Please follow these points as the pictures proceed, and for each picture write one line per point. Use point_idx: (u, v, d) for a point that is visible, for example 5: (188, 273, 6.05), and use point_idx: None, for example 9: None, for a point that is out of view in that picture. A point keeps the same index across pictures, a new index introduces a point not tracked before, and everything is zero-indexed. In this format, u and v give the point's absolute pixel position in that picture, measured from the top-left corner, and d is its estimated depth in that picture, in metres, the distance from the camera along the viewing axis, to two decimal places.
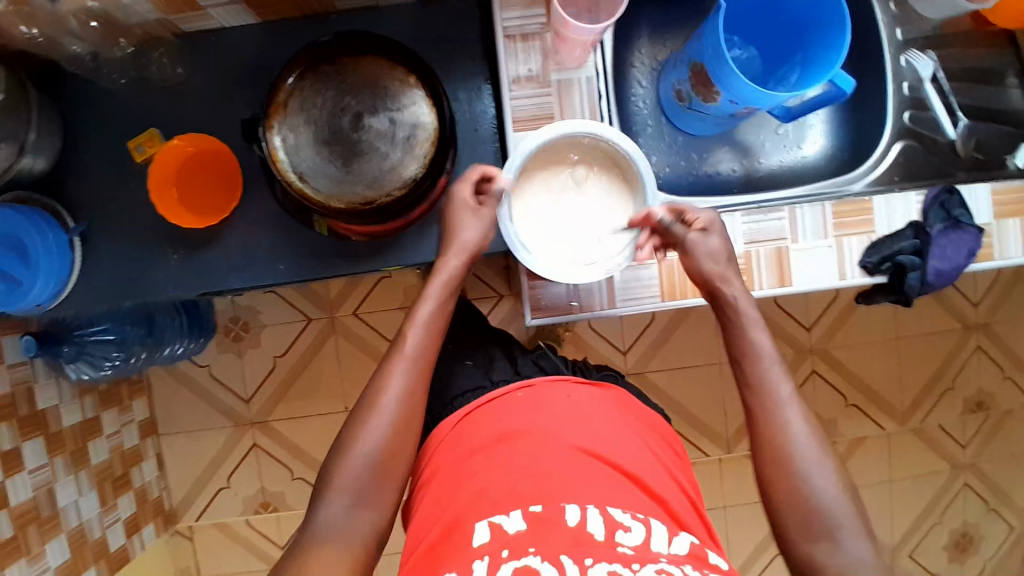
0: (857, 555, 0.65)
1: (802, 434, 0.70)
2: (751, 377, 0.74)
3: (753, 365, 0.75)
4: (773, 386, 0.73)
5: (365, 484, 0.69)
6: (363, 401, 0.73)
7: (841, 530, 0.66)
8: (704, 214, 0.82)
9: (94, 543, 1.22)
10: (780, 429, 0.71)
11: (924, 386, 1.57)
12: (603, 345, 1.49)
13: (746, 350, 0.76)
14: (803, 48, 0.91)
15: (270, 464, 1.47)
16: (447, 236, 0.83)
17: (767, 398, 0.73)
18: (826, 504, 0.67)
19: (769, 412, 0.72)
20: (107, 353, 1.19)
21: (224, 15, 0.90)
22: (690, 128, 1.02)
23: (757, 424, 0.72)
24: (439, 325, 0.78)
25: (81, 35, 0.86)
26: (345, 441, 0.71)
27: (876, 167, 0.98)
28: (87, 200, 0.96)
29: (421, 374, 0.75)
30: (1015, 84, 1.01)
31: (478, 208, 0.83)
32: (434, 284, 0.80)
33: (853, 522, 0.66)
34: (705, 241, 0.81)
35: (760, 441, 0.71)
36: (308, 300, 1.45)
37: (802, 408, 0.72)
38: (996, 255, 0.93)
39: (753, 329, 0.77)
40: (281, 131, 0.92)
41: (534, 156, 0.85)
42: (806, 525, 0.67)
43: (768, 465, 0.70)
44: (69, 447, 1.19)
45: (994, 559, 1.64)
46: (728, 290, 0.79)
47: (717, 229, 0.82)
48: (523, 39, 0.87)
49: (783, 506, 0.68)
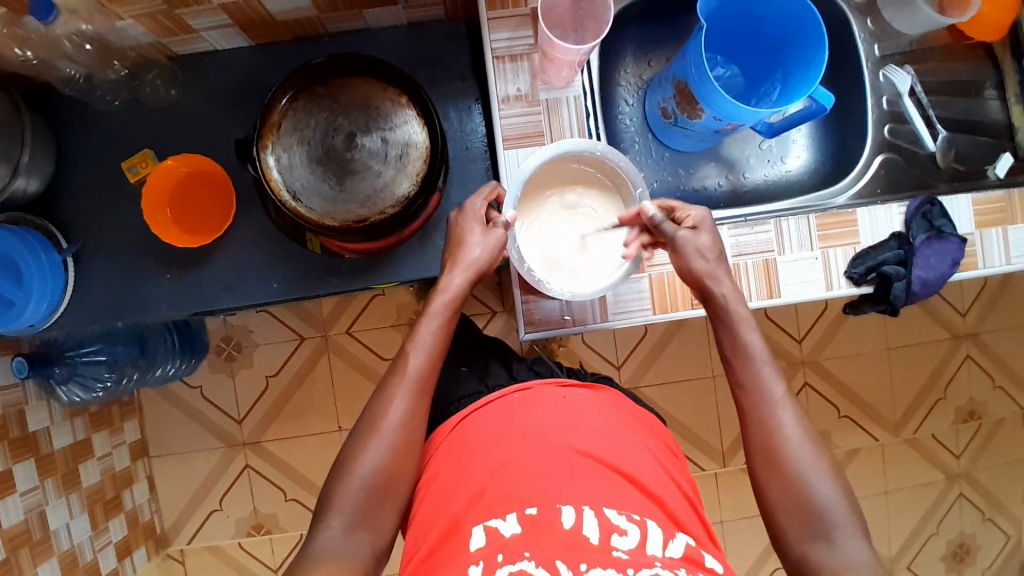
0: (852, 553, 0.66)
1: (793, 434, 0.70)
2: (743, 378, 0.75)
3: (743, 367, 0.75)
4: (767, 387, 0.73)
5: (361, 517, 0.69)
6: (362, 422, 0.73)
7: (837, 529, 0.66)
8: (696, 211, 0.82)
9: (85, 567, 1.20)
10: (773, 434, 0.71)
11: (915, 395, 1.58)
12: (596, 360, 1.49)
13: (737, 349, 0.76)
14: (783, 65, 0.93)
15: (263, 485, 1.46)
16: (453, 253, 0.81)
17: (761, 397, 0.73)
18: (822, 504, 0.67)
19: (762, 413, 0.72)
20: (98, 374, 1.21)
21: (217, 38, 0.92)
22: (675, 143, 1.04)
23: (751, 429, 0.73)
24: (440, 346, 0.77)
25: (76, 58, 0.87)
26: (344, 463, 0.71)
27: (859, 181, 1.00)
28: (81, 220, 0.97)
29: (422, 396, 0.74)
30: (993, 96, 1.04)
31: (489, 229, 0.82)
32: (435, 301, 0.79)
33: (846, 519, 0.67)
34: (695, 239, 0.80)
35: (754, 442, 0.72)
36: (300, 319, 1.45)
37: (794, 408, 0.72)
38: (980, 263, 0.94)
39: (742, 329, 0.77)
40: (275, 151, 0.92)
41: (542, 170, 0.87)
42: (801, 523, 0.67)
43: (762, 467, 0.70)
44: (61, 470, 1.18)
45: (993, 568, 1.65)
46: (717, 289, 0.79)
47: (708, 226, 0.82)
48: (512, 59, 0.89)
49: (778, 506, 0.69)
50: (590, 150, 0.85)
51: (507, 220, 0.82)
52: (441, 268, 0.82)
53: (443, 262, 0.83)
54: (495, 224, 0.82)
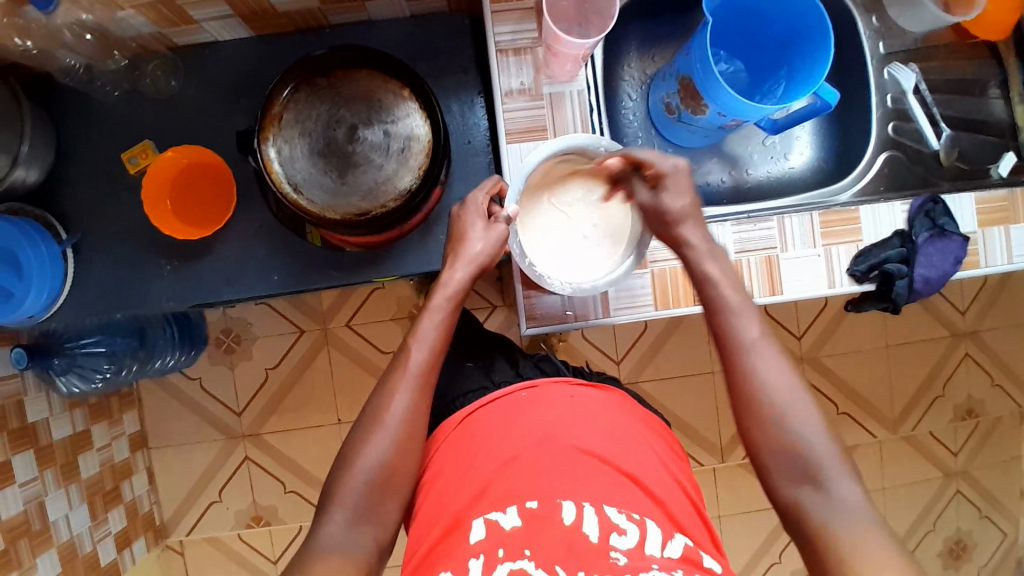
0: (842, 494, 0.64)
1: (775, 380, 0.69)
2: (720, 329, 0.73)
3: (722, 319, 0.73)
4: (750, 335, 0.72)
5: (363, 511, 0.68)
6: (365, 415, 0.73)
7: (826, 473, 0.65)
8: (663, 161, 0.80)
9: (84, 558, 1.20)
10: (751, 382, 0.69)
11: (914, 393, 1.58)
12: (596, 355, 1.49)
13: (719, 301, 0.75)
14: (788, 62, 0.93)
15: (262, 477, 1.47)
16: (455, 247, 0.81)
17: (744, 344, 0.71)
18: (807, 447, 0.66)
19: (739, 362, 0.71)
20: (98, 365, 1.19)
21: (217, 29, 0.91)
22: (679, 139, 1.03)
23: (731, 380, 0.71)
24: (443, 340, 0.77)
25: (76, 48, 0.87)
26: (348, 456, 0.70)
27: (862, 178, 1.00)
28: (80, 211, 0.96)
29: (424, 390, 0.74)
30: (997, 95, 1.03)
31: (490, 224, 0.81)
32: (437, 296, 0.78)
33: (835, 461, 0.65)
34: (657, 198, 0.80)
35: (735, 394, 0.71)
36: (300, 312, 1.45)
37: (778, 355, 0.70)
38: (982, 262, 0.94)
39: (723, 280, 0.75)
40: (276, 143, 0.92)
41: (545, 164, 0.86)
42: (789, 469, 0.66)
43: (746, 417, 0.69)
44: (60, 461, 1.18)
45: (988, 565, 1.65)
46: (692, 243, 0.78)
47: (673, 178, 0.79)
48: (516, 53, 0.88)
49: (765, 454, 0.68)
50: (594, 145, 0.84)
51: (510, 214, 0.82)
52: (442, 263, 0.82)
53: (445, 256, 0.83)
54: (497, 219, 0.82)
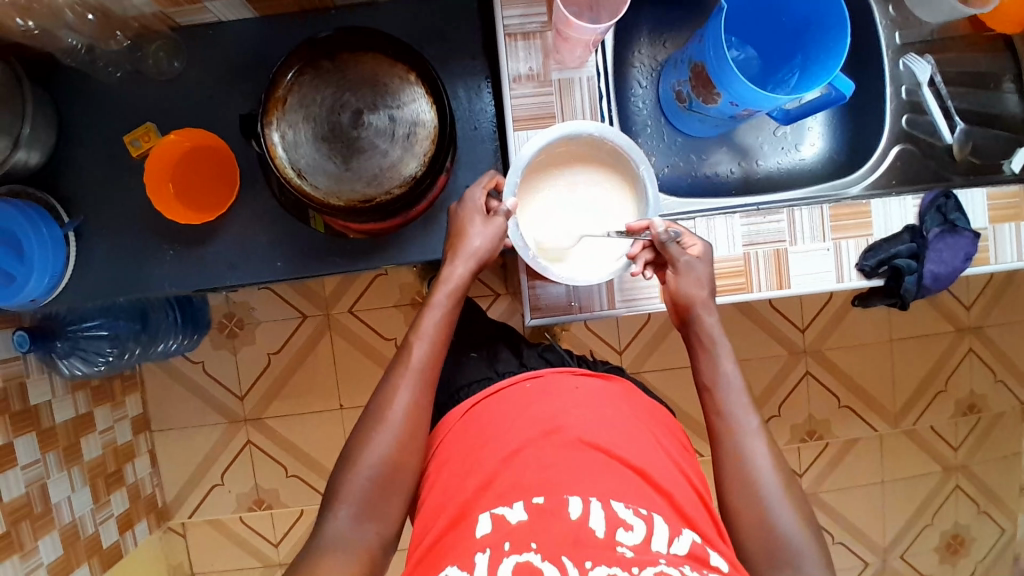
0: None
1: (763, 466, 0.69)
2: (718, 406, 0.73)
3: (717, 397, 0.74)
4: (744, 417, 0.72)
5: (367, 505, 0.68)
6: (370, 410, 0.72)
7: (802, 560, 0.65)
8: (700, 242, 0.82)
9: (86, 540, 1.21)
10: (742, 462, 0.70)
11: (916, 388, 1.58)
12: (598, 344, 1.49)
13: (715, 379, 0.75)
14: (803, 50, 0.91)
15: (264, 461, 1.47)
16: (454, 243, 0.80)
17: (739, 427, 0.72)
18: (787, 534, 0.66)
19: (733, 443, 0.71)
20: (100, 348, 1.18)
21: (221, 9, 0.90)
22: (689, 128, 1.02)
23: (722, 457, 0.71)
24: (445, 335, 0.76)
25: (78, 28, 0.85)
26: (352, 452, 0.70)
27: (875, 170, 0.99)
28: (82, 194, 0.96)
29: (426, 385, 0.73)
30: (1012, 89, 1.01)
31: (489, 216, 0.80)
32: (438, 291, 0.78)
33: (812, 551, 0.66)
34: (695, 266, 0.80)
35: (723, 470, 0.71)
36: (303, 298, 1.44)
37: (766, 442, 0.71)
38: (992, 259, 0.93)
39: (720, 356, 0.76)
40: (280, 127, 0.91)
41: (542, 156, 0.84)
42: (767, 551, 0.66)
43: (731, 496, 0.69)
44: (62, 443, 1.18)
45: (985, 560, 1.66)
46: (705, 318, 0.79)
47: (706, 258, 0.82)
48: (524, 37, 0.87)
49: (743, 534, 0.68)
50: (590, 132, 0.83)
51: (509, 208, 0.80)
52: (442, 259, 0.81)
53: (445, 253, 0.82)
54: (495, 212, 0.81)
